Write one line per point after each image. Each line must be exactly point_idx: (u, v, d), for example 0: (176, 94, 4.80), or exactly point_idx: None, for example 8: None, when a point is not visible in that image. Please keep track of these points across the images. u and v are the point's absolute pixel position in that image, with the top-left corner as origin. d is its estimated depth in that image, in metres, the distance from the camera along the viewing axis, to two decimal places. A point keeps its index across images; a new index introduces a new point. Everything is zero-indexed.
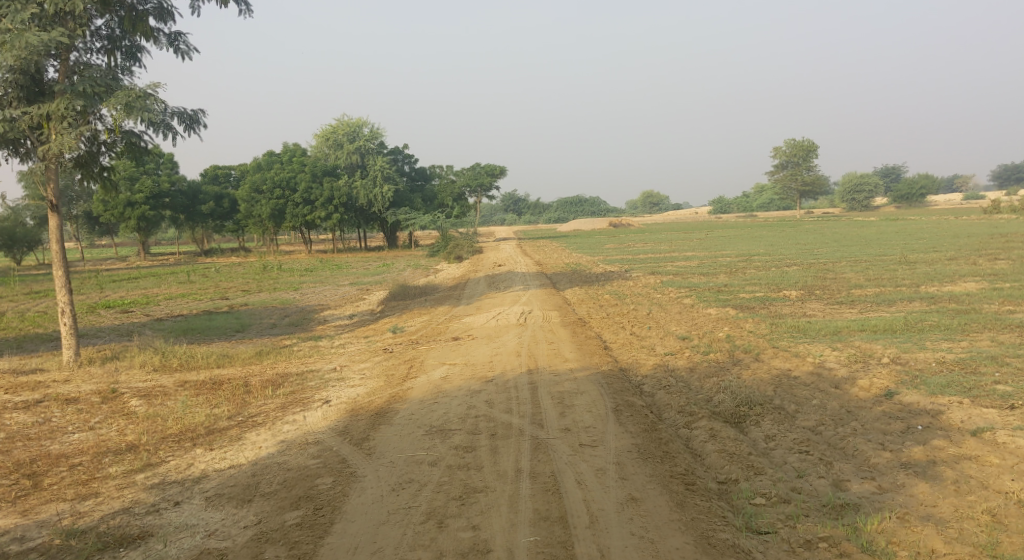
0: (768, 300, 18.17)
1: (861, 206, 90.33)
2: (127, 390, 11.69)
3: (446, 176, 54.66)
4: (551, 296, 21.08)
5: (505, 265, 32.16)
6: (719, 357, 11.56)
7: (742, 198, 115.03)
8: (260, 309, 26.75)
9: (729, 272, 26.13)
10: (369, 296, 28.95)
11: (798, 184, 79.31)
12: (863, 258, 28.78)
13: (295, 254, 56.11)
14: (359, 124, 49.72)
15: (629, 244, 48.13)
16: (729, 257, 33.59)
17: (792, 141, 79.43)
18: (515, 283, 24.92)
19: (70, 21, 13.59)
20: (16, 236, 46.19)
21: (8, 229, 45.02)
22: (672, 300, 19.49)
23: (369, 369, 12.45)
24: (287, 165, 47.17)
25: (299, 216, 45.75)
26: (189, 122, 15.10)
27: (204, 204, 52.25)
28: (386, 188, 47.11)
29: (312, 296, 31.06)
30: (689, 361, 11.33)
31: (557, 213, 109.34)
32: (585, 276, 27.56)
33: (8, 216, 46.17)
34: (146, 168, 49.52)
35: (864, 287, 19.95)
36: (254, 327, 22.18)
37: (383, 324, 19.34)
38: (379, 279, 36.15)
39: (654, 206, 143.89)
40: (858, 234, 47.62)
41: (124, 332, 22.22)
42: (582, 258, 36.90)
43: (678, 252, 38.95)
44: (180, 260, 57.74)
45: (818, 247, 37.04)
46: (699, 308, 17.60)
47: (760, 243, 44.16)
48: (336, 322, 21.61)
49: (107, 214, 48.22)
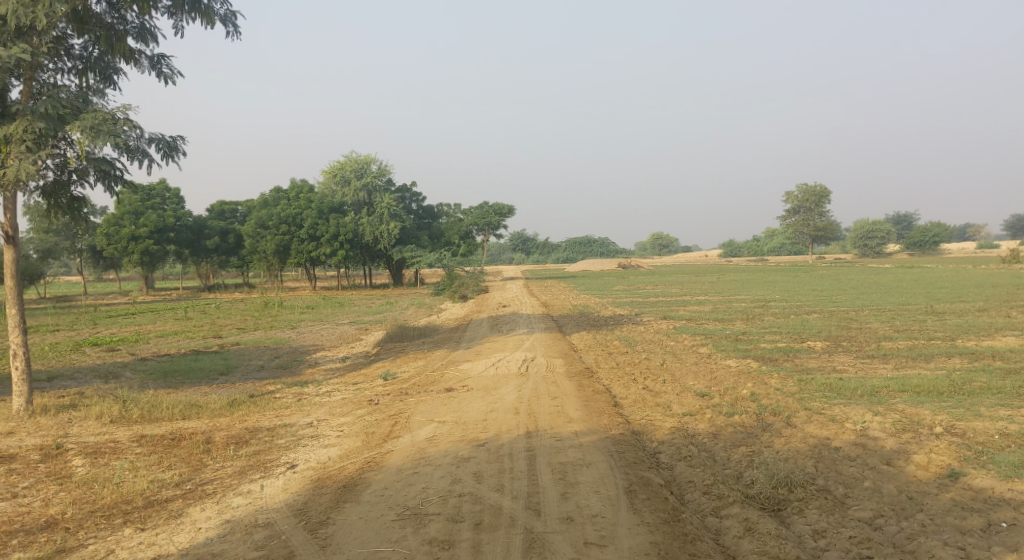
0: (792, 352, 16.74)
1: (873, 253, 89.00)
2: (71, 446, 10.32)
3: (453, 215, 53.68)
4: (556, 341, 19.71)
5: (509, 306, 30.86)
6: (746, 422, 10.14)
7: (753, 242, 113.88)
8: (251, 350, 25.46)
9: (745, 320, 24.69)
10: (367, 337, 27.66)
11: (810, 230, 78.09)
12: (887, 307, 27.31)
13: (298, 291, 55.06)
14: (368, 161, 48.81)
15: (638, 286, 46.79)
16: (744, 302, 32.16)
17: (804, 186, 78.42)
18: (519, 326, 23.58)
19: (35, 38, 12.52)
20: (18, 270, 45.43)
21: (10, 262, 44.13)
22: (686, 349, 18.06)
23: (348, 425, 11.03)
24: (294, 202, 46.37)
25: (304, 252, 44.81)
26: (167, 150, 13.96)
27: (208, 239, 51.27)
28: (392, 226, 46.14)
29: (307, 336, 29.72)
30: (711, 425, 9.93)
31: (566, 253, 108.51)
32: (593, 320, 26.17)
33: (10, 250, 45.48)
34: (151, 203, 48.87)
35: (894, 339, 18.46)
36: (239, 370, 20.85)
37: (375, 370, 18.00)
38: (379, 319, 34.93)
39: (664, 247, 142.98)
40: (875, 281, 46.23)
41: (102, 373, 20.93)
42: (590, 301, 35.51)
43: (690, 296, 37.62)
44: (182, 296, 56.74)
45: (836, 295, 35.59)
46: (717, 359, 16.17)
47: (775, 288, 42.75)
48: (327, 366, 20.33)
49: (110, 248, 47.33)
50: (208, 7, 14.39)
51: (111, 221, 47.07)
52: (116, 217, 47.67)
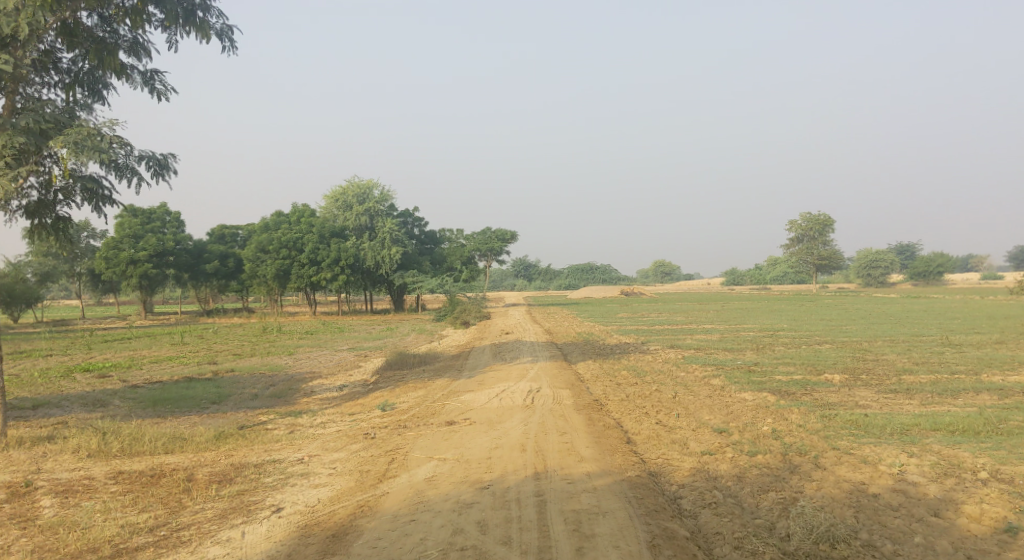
0: (810, 385, 15.96)
1: (877, 282, 88.27)
2: (42, 483, 9.59)
3: (455, 240, 53.01)
4: (562, 370, 18.92)
5: (512, 333, 30.10)
6: (772, 464, 9.39)
7: (756, 270, 113.24)
8: (246, 377, 24.69)
9: (756, 350, 23.90)
10: (365, 364, 26.88)
11: (814, 258, 77.41)
12: (900, 338, 26.49)
13: (297, 316, 54.33)
14: (370, 186, 48.34)
15: (643, 314, 46.06)
16: (752, 332, 31.37)
17: (808, 215, 77.95)
18: (522, 354, 22.80)
19: (17, 48, 11.88)
20: (15, 293, 44.82)
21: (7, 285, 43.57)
22: (698, 380, 17.26)
23: (341, 461, 10.25)
24: (295, 226, 45.84)
25: (305, 276, 44.14)
26: (157, 167, 13.34)
27: (208, 263, 50.61)
28: (394, 250, 45.55)
29: (305, 363, 28.96)
30: (734, 468, 9.19)
31: (568, 279, 108.00)
32: (598, 348, 25.40)
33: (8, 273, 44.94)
34: (152, 226, 48.39)
35: (915, 372, 17.66)
36: (232, 398, 20.09)
37: (372, 400, 17.23)
38: (379, 345, 34.20)
39: (666, 274, 142.48)
40: (883, 312, 45.43)
41: (89, 401, 20.17)
42: (594, 328, 34.75)
43: (696, 324, 36.86)
44: (180, 321, 56.00)
45: (846, 325, 34.79)
46: (732, 391, 15.39)
47: (782, 317, 41.94)
48: (324, 395, 19.55)
49: (108, 271, 46.74)
50: (203, 21, 13.73)
51: (110, 244, 46.56)
52: (116, 241, 47.16)
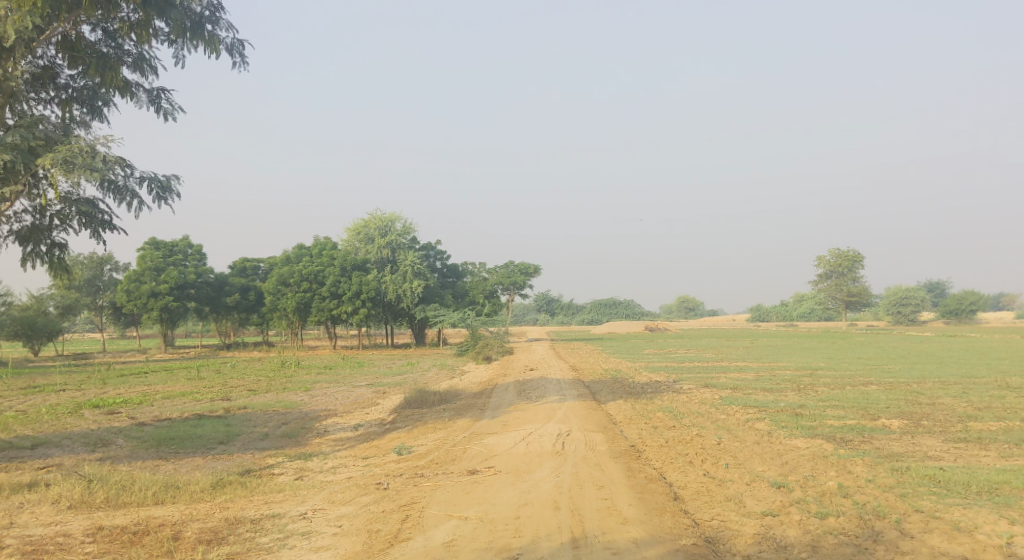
0: (868, 432, 14.59)
1: (907, 320, 85.93)
2: (10, 541, 8.47)
3: (477, 273, 51.95)
4: (592, 411, 17.66)
5: (536, 370, 28.80)
6: (852, 536, 8.09)
7: (781, 306, 111.15)
8: (258, 414, 23.59)
9: (797, 390, 22.45)
10: (383, 402, 25.69)
11: (843, 294, 75.45)
12: (950, 379, 24.89)
13: (317, 350, 53.35)
14: (392, 218, 47.58)
15: (670, 350, 44.61)
16: (789, 371, 29.83)
17: (837, 251, 76.04)
18: (548, 393, 21.51)
19: (9, 60, 11.12)
20: (36, 325, 44.34)
21: (28, 317, 43.13)
22: (741, 424, 15.88)
23: (349, 517, 9.06)
24: (316, 259, 45.10)
25: (325, 309, 43.22)
26: (160, 190, 12.40)
27: (229, 296, 49.75)
28: (416, 283, 44.62)
29: (320, 399, 27.84)
30: (804, 539, 7.95)
31: (591, 314, 106.51)
32: (628, 387, 23.99)
33: (30, 305, 44.55)
34: (173, 259, 47.94)
35: (981, 418, 16.13)
36: (241, 438, 18.96)
37: (389, 442, 16.04)
38: (398, 381, 33.06)
39: (690, 310, 140.36)
40: (921, 350, 43.60)
41: (92, 440, 19.15)
42: (622, 365, 33.37)
43: (727, 362, 35.38)
44: (199, 355, 55.20)
45: (886, 364, 33.17)
46: (782, 438, 14.05)
47: (816, 355, 40.28)
48: (338, 435, 18.39)
49: (129, 304, 46.24)
50: (212, 35, 12.79)
51: (131, 277, 46.15)
52: (138, 274, 46.73)
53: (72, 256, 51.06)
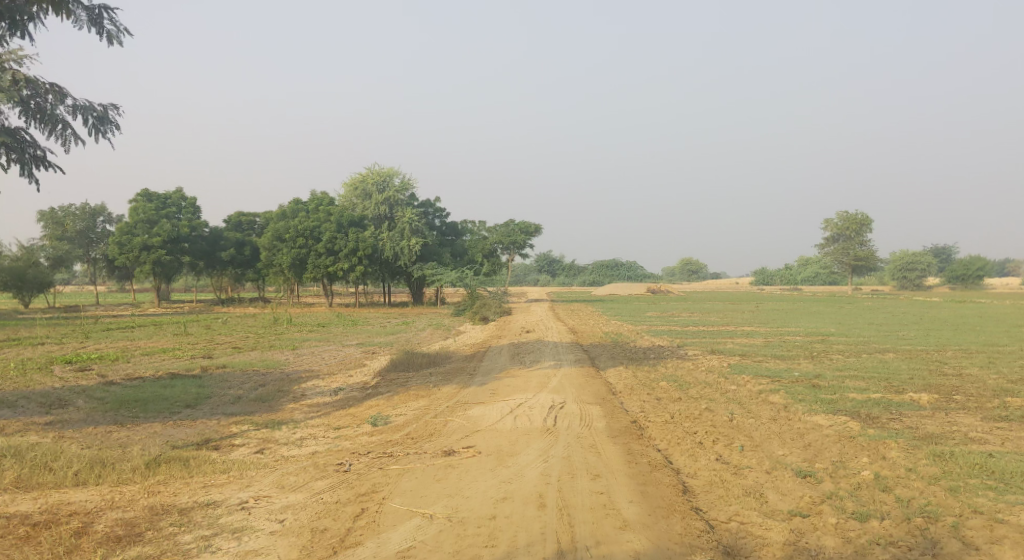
0: (898, 408, 13.08)
1: (913, 285, 84.19)
2: None
3: (478, 232, 50.18)
4: (591, 379, 16.21)
5: (533, 332, 27.33)
6: (905, 552, 6.59)
7: (786, 270, 109.42)
8: (235, 375, 22.17)
9: (811, 358, 20.92)
10: (371, 363, 24.27)
11: (850, 259, 73.44)
12: (973, 348, 23.31)
13: (313, 308, 52.01)
14: (390, 173, 45.60)
15: (673, 313, 43.15)
16: (799, 336, 28.26)
17: (845, 214, 74.05)
18: (545, 357, 20.05)
19: None
20: (26, 277, 42.90)
21: (17, 268, 41.62)
22: (754, 397, 14.38)
23: (295, 509, 7.58)
24: (313, 214, 43.53)
25: (321, 267, 41.76)
26: (97, 122, 10.77)
27: (224, 250, 48.12)
28: (414, 241, 42.82)
29: (306, 359, 26.44)
30: (844, 557, 6.48)
31: (593, 276, 104.98)
32: (629, 352, 22.51)
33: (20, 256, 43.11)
34: (166, 212, 46.29)
35: (1018, 394, 14.58)
36: (211, 401, 17.56)
37: (366, 409, 14.61)
38: (390, 341, 31.67)
39: (693, 273, 138.67)
40: (934, 316, 41.99)
41: (51, 401, 17.76)
42: (623, 328, 31.86)
43: (734, 326, 33.82)
44: (193, 310, 53.96)
45: (901, 330, 31.60)
46: (801, 414, 12.55)
47: (826, 320, 38.65)
48: (315, 400, 16.97)
49: (122, 257, 44.74)
50: None
51: (123, 229, 44.64)
52: (130, 226, 45.20)
53: (63, 207, 49.52)
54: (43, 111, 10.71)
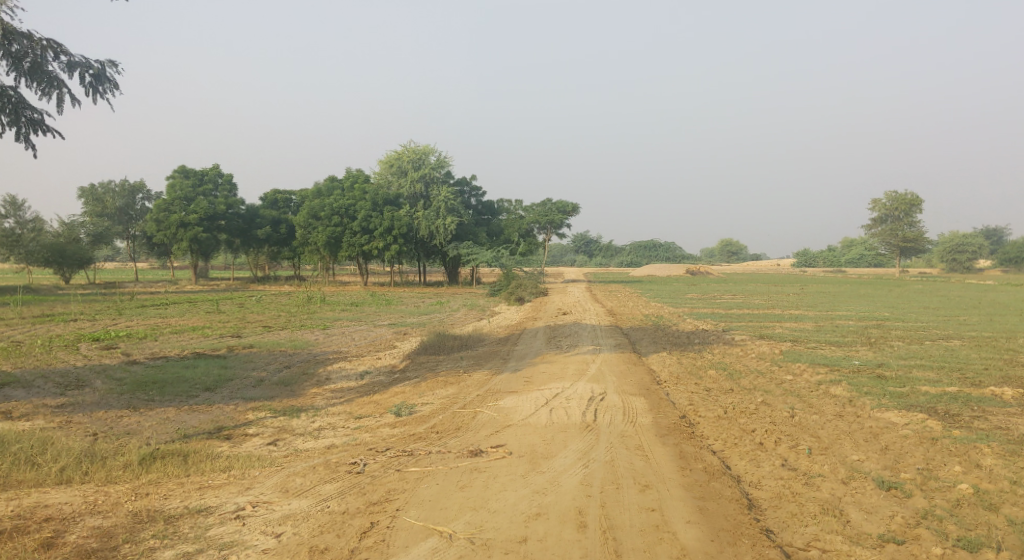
0: (980, 404, 11.68)
1: (963, 268, 80.89)
2: None
3: (514, 211, 48.93)
4: (633, 366, 15.00)
5: (570, 314, 26.15)
6: None
7: (829, 252, 106.37)
8: (261, 356, 21.38)
9: (870, 346, 19.42)
10: (401, 345, 23.33)
11: (898, 240, 70.68)
12: None
13: (348, 286, 51.41)
14: (426, 151, 44.41)
15: (714, 295, 41.61)
16: (852, 321, 26.63)
17: (894, 194, 71.22)
18: (583, 341, 18.89)
19: None
20: (67, 253, 42.91)
21: (56, 243, 41.53)
22: (814, 389, 13.05)
23: (296, 520, 6.60)
24: (348, 193, 42.76)
25: (356, 245, 40.97)
26: (94, 80, 9.84)
27: (260, 228, 47.55)
28: (450, 220, 41.70)
29: (335, 340, 25.60)
30: None
31: (630, 257, 103.23)
32: (672, 337, 21.18)
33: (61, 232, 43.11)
34: (203, 189, 45.86)
35: None
36: (232, 384, 16.73)
37: (391, 396, 13.63)
38: (422, 321, 30.76)
39: (733, 254, 135.75)
40: (992, 300, 39.77)
41: (68, 381, 17.03)
42: (664, 310, 30.51)
43: (781, 309, 32.23)
44: (229, 287, 53.74)
45: (960, 315, 29.73)
46: (870, 410, 11.22)
47: (877, 304, 36.74)
48: (339, 384, 16.05)
49: (160, 233, 44.55)
50: None
51: (160, 206, 44.38)
52: (167, 203, 44.95)
53: (102, 184, 49.44)
54: (37, 68, 9.86)
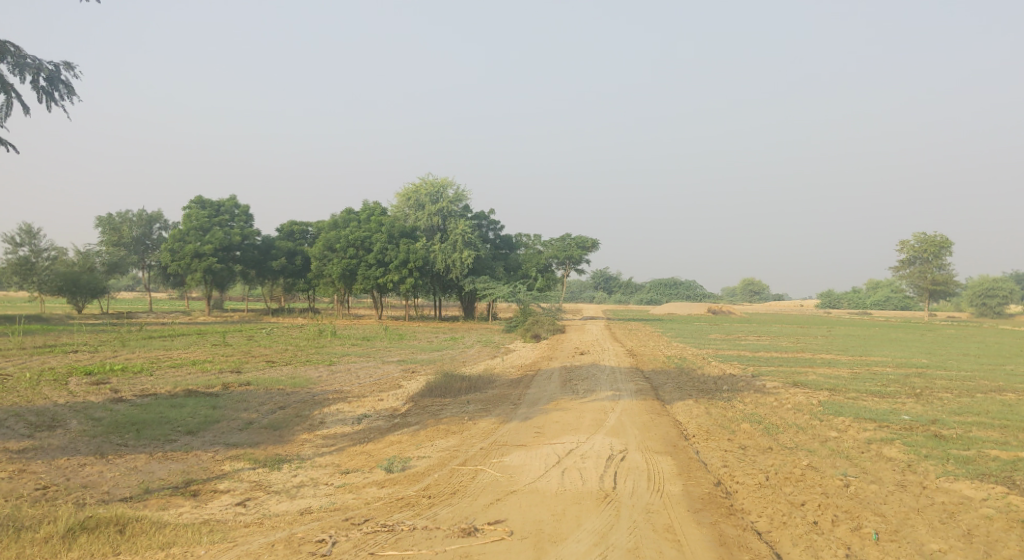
0: None
1: (994, 313, 78.21)
2: None
3: (532, 246, 47.52)
4: (657, 416, 13.39)
5: (588, 353, 24.61)
6: None
7: (854, 293, 103.97)
8: (257, 394, 19.95)
9: (917, 397, 17.66)
10: (408, 384, 21.85)
11: (927, 283, 68.45)
12: None
13: (362, 320, 50.18)
14: (444, 184, 43.33)
15: (739, 336, 39.81)
16: (891, 368, 24.75)
17: (923, 235, 69.07)
18: (602, 386, 17.33)
19: None
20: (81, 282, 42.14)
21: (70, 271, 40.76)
22: (864, 450, 11.42)
23: None
24: (365, 225, 41.69)
25: (371, 278, 39.75)
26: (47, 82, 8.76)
27: (275, 260, 46.35)
28: (467, 253, 40.33)
29: (339, 377, 24.17)
30: None
31: (650, 294, 101.51)
32: (697, 382, 19.56)
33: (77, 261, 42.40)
34: (219, 219, 45.03)
35: None
36: (218, 426, 15.31)
37: (386, 446, 12.14)
38: (432, 358, 29.29)
39: (755, 293, 133.59)
40: None
41: (43, 421, 15.69)
42: (687, 351, 28.82)
43: (811, 353, 30.44)
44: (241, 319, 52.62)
45: (1004, 364, 27.74)
46: (937, 479, 9.59)
47: (912, 349, 34.74)
48: (333, 429, 14.58)
49: (174, 264, 43.57)
50: None
51: (176, 236, 43.59)
52: (183, 233, 44.14)
53: (120, 213, 48.87)
54: None
